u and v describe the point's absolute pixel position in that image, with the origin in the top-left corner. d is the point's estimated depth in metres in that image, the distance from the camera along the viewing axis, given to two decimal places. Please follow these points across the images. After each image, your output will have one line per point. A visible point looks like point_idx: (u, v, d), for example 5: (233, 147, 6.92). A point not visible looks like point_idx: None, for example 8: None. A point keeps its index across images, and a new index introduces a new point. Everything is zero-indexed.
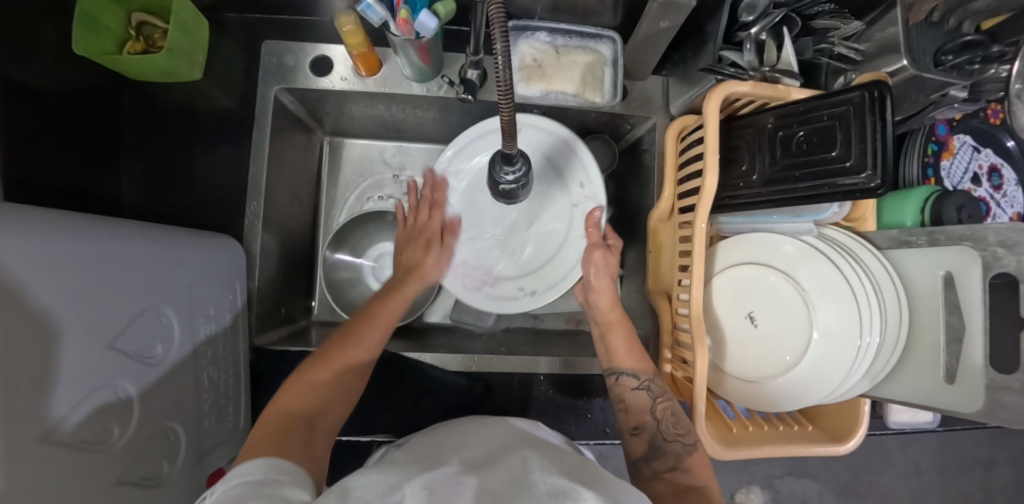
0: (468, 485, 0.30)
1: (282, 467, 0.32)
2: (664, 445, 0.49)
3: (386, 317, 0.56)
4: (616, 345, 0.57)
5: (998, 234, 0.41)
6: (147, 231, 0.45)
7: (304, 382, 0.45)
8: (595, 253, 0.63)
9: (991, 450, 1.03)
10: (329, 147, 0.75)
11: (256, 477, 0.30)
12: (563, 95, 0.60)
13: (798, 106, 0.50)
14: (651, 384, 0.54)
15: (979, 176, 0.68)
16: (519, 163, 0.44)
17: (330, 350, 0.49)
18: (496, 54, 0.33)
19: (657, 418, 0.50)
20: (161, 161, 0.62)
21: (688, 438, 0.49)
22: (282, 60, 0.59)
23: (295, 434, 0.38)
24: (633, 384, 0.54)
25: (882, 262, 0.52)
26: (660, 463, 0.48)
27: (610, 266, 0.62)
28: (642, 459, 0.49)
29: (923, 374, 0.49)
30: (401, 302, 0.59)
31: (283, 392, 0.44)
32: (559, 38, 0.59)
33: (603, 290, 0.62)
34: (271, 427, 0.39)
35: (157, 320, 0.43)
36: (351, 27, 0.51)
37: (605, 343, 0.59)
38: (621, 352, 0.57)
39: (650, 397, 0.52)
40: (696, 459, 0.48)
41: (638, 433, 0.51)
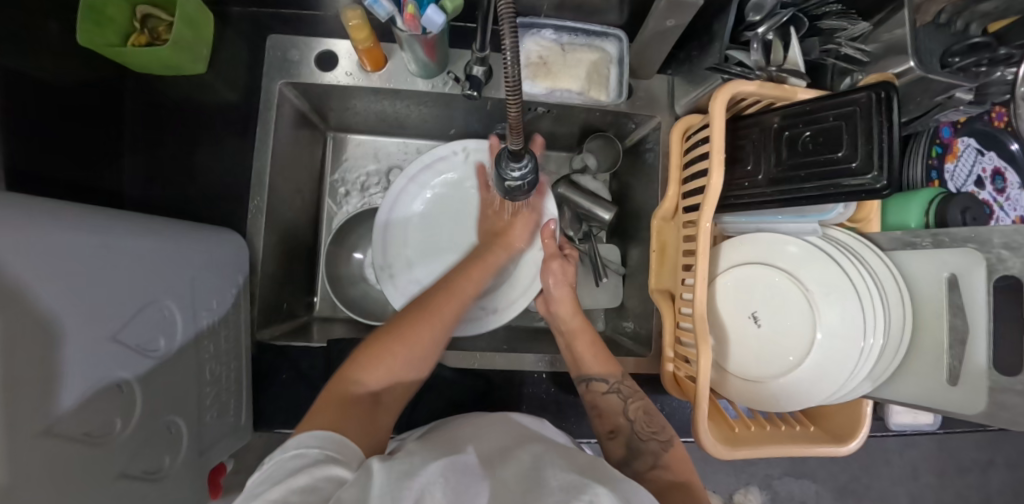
0: (485, 487, 0.30)
1: (337, 442, 0.35)
2: (641, 445, 0.50)
3: (462, 288, 0.55)
4: (582, 353, 0.57)
5: (1004, 236, 0.41)
6: (151, 224, 0.45)
7: (384, 350, 0.46)
8: (553, 263, 0.62)
9: (989, 453, 1.04)
10: (332, 142, 0.75)
11: (313, 450, 0.33)
12: (568, 92, 0.59)
13: (805, 106, 0.50)
14: (620, 387, 0.55)
15: (982, 179, 0.68)
16: (525, 160, 0.44)
17: (412, 319, 0.49)
18: (506, 49, 0.33)
19: (631, 420, 0.52)
20: (163, 154, 0.61)
21: (662, 435, 0.50)
22: (286, 55, 0.58)
23: (360, 410, 0.41)
24: (604, 388, 0.54)
25: (886, 263, 0.52)
26: (641, 462, 0.48)
27: (568, 275, 0.62)
28: (623, 462, 0.49)
29: (925, 375, 0.49)
30: (479, 276, 0.58)
31: (357, 357, 0.46)
32: (564, 36, 0.59)
33: (564, 299, 0.62)
34: (341, 397, 0.41)
35: (160, 313, 0.43)
36: (357, 21, 0.51)
37: (572, 352, 0.58)
38: (588, 359, 0.57)
39: (622, 399, 0.53)
40: (674, 454, 0.49)
41: (614, 436, 0.52)
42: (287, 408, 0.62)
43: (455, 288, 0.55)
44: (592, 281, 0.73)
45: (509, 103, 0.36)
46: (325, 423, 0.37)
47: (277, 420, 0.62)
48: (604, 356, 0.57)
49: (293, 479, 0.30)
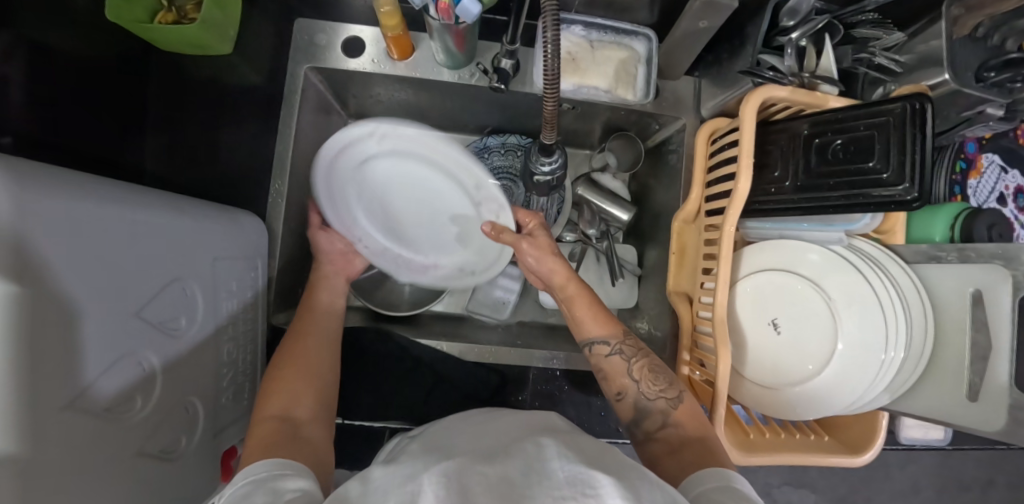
0: (487, 473, 0.30)
1: (283, 463, 0.35)
2: (648, 404, 0.49)
3: (321, 306, 0.57)
4: (580, 315, 0.54)
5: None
6: (175, 201, 0.44)
7: (276, 385, 0.46)
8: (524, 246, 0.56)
9: (989, 472, 1.03)
10: (352, 129, 0.74)
11: (262, 472, 0.34)
12: (595, 90, 0.59)
13: (835, 114, 0.49)
14: (624, 346, 0.53)
15: (1004, 196, 0.68)
16: (557, 154, 0.43)
17: (287, 351, 0.50)
18: (547, 42, 0.33)
19: (636, 380, 0.50)
20: (186, 133, 0.61)
21: (670, 393, 0.49)
22: (313, 39, 0.58)
23: (283, 433, 0.40)
24: (605, 351, 0.52)
25: (910, 275, 0.52)
26: (650, 422, 0.48)
27: (546, 245, 0.56)
28: (632, 423, 0.50)
29: (943, 389, 0.49)
30: (330, 291, 0.59)
31: (264, 397, 0.45)
32: (593, 33, 0.58)
33: (556, 269, 0.57)
34: (262, 433, 0.40)
35: (182, 293, 0.42)
36: (388, 9, 0.50)
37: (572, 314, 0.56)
38: (588, 320, 0.55)
39: (625, 360, 0.51)
40: (682, 411, 0.48)
41: (622, 398, 0.51)
42: None
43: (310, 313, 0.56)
44: (609, 280, 0.73)
45: (546, 97, 0.36)
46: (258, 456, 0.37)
47: None
48: (607, 315, 0.55)
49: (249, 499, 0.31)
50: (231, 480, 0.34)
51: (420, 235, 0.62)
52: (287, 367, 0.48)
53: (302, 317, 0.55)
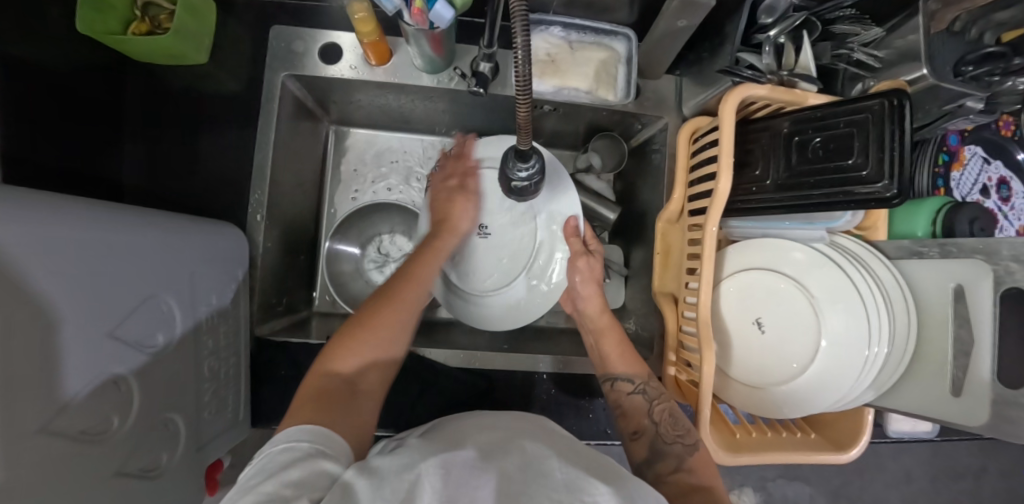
0: (481, 470, 0.29)
1: (324, 434, 0.35)
2: (664, 448, 0.48)
3: (423, 274, 0.53)
4: (610, 351, 0.57)
5: (1013, 248, 0.41)
6: (148, 216, 0.43)
7: (347, 342, 0.44)
8: (579, 261, 0.62)
9: (982, 459, 1.04)
10: (334, 135, 0.73)
11: (303, 444, 0.33)
12: (576, 91, 0.58)
13: (815, 112, 0.49)
14: (645, 387, 0.54)
15: (987, 188, 0.68)
16: (533, 160, 0.43)
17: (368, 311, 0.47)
18: (517, 48, 0.32)
19: (655, 421, 0.50)
20: (164, 144, 0.59)
21: (688, 438, 0.48)
22: (290, 46, 0.57)
23: (338, 401, 0.39)
24: (629, 388, 0.54)
25: (892, 271, 0.52)
26: (663, 465, 0.46)
27: (594, 272, 0.62)
28: (645, 464, 0.47)
29: (927, 383, 0.49)
30: (438, 259, 0.56)
31: (327, 350, 0.44)
32: (573, 34, 0.58)
33: (591, 297, 0.62)
34: (321, 390, 0.40)
35: (159, 309, 0.42)
36: (363, 14, 0.50)
37: (599, 351, 0.58)
38: (615, 357, 0.57)
39: (647, 400, 0.52)
40: (701, 456, 0.47)
41: (637, 438, 0.50)
42: (283, 406, 0.59)
43: (414, 272, 0.52)
44: None
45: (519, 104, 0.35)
46: (297, 420, 0.36)
47: (276, 417, 0.60)
48: (631, 355, 0.57)
49: (288, 472, 0.30)
50: (270, 439, 0.34)
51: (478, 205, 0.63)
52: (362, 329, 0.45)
53: (400, 277, 0.51)
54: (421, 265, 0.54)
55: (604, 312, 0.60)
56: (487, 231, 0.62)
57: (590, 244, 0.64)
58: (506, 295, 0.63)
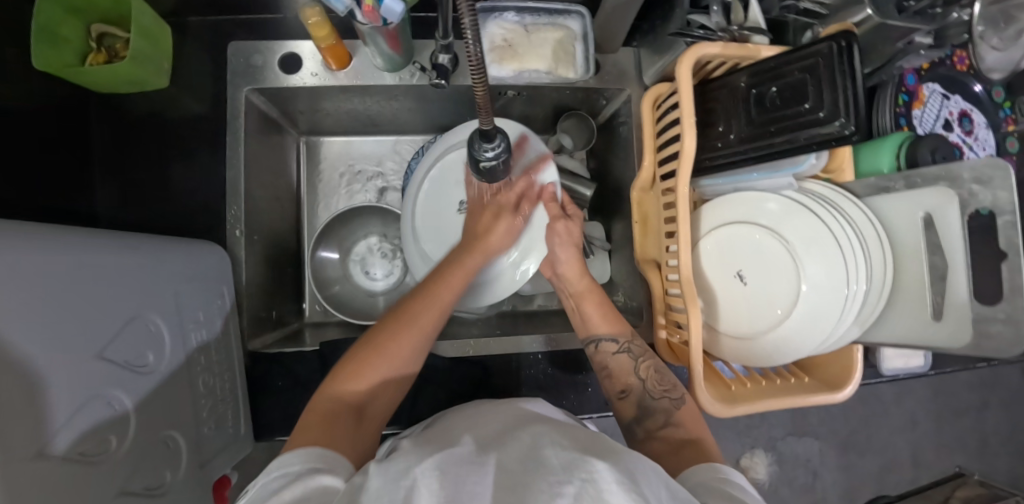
0: (480, 465, 0.29)
1: (322, 454, 0.35)
2: (652, 403, 0.49)
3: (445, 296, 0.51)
4: (590, 313, 0.56)
5: (974, 171, 0.43)
6: (127, 239, 0.43)
7: (359, 369, 0.44)
8: (557, 224, 0.60)
9: (980, 394, 1.07)
10: (305, 147, 0.73)
11: (296, 467, 0.33)
12: (536, 73, 0.59)
13: (768, 63, 0.50)
14: (630, 347, 0.54)
15: (950, 122, 0.70)
16: (498, 139, 0.44)
17: (387, 331, 0.46)
18: (466, 32, 0.30)
19: (643, 379, 0.51)
20: (135, 171, 0.59)
21: (674, 393, 0.50)
22: (249, 61, 0.57)
23: (343, 428, 0.39)
24: (614, 348, 0.53)
25: (862, 209, 0.53)
26: (652, 421, 0.48)
27: (572, 236, 0.60)
28: (635, 421, 0.49)
29: (911, 312, 0.50)
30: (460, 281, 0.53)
31: (339, 371, 0.44)
32: (527, 17, 0.59)
33: (570, 262, 0.60)
34: (323, 414, 0.40)
35: (146, 328, 0.42)
36: (316, 19, 0.50)
37: (582, 314, 0.58)
38: (596, 320, 0.56)
39: (632, 359, 0.52)
40: (686, 412, 0.48)
41: (625, 396, 0.51)
42: (283, 417, 0.59)
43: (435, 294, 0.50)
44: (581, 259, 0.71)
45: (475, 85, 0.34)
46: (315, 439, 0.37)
47: (279, 428, 0.59)
48: (614, 319, 0.56)
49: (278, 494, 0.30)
50: (266, 467, 0.34)
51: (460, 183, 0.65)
52: (373, 353, 0.44)
53: (422, 299, 0.49)
54: (443, 285, 0.51)
55: (585, 276, 0.59)
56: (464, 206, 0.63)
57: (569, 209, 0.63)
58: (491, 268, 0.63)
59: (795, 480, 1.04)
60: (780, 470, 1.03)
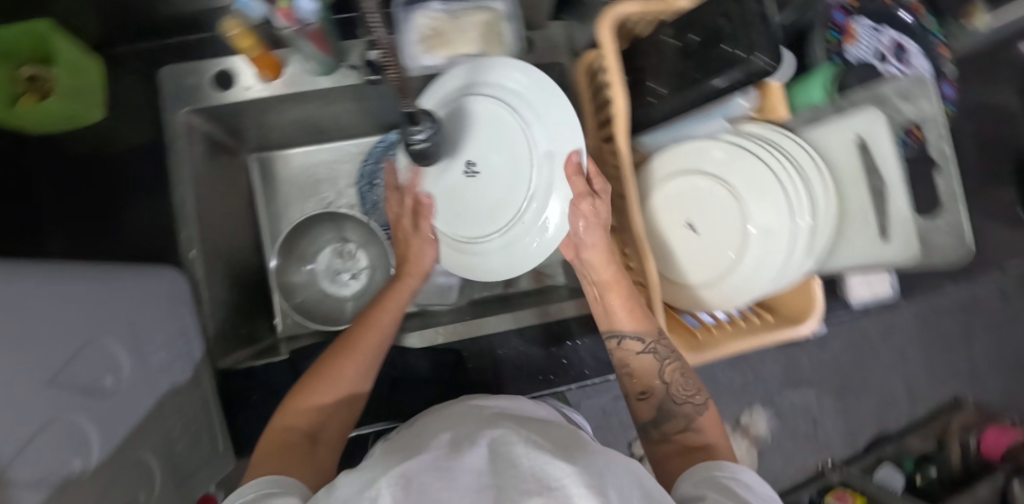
0: (445, 467, 0.25)
1: (273, 479, 0.35)
2: (674, 407, 0.48)
3: (382, 319, 0.51)
4: (614, 306, 0.50)
5: (898, 88, 0.49)
6: (76, 269, 0.43)
7: (304, 397, 0.44)
8: (583, 204, 0.51)
9: (968, 322, 1.10)
10: (258, 162, 0.74)
11: (245, 497, 0.33)
12: (467, 56, 0.59)
13: (687, 14, 0.51)
14: (656, 346, 0.50)
15: (885, 53, 0.70)
16: (424, 120, 0.44)
17: (330, 359, 0.47)
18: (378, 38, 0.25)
19: (666, 382, 0.49)
20: (81, 204, 0.59)
21: (697, 398, 0.49)
22: (182, 83, 0.57)
23: (296, 451, 0.40)
24: (638, 348, 0.49)
25: (801, 143, 0.52)
26: (670, 425, 0.47)
27: (600, 218, 0.52)
28: (651, 424, 0.49)
29: (859, 234, 0.51)
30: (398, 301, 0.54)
31: (288, 402, 0.44)
32: (452, 4, 0.59)
33: (597, 246, 0.52)
34: (275, 442, 0.40)
35: (102, 353, 0.41)
36: (238, 30, 0.50)
37: (604, 304, 0.52)
38: (620, 312, 0.50)
39: (658, 360, 0.49)
40: (708, 416, 0.48)
41: (646, 398, 0.50)
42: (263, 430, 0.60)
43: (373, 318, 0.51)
44: None
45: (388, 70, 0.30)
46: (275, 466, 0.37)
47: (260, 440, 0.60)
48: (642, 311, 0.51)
49: None
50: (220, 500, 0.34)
51: (477, 135, 0.59)
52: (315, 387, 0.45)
53: (357, 330, 0.49)
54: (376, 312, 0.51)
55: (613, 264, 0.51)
56: (476, 169, 0.59)
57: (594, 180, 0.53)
58: (490, 245, 0.59)
59: (797, 432, 1.06)
60: (781, 423, 1.05)
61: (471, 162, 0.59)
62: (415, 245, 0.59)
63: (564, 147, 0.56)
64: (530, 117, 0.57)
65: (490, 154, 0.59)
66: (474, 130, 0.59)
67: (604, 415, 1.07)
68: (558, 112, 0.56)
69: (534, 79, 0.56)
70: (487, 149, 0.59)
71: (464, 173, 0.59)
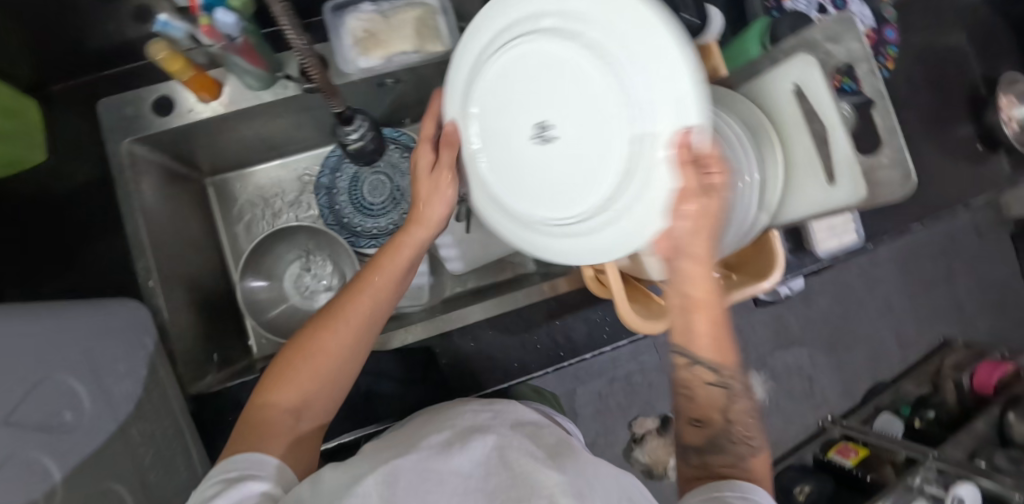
0: (438, 468, 0.25)
1: (258, 458, 0.32)
2: (728, 448, 0.35)
3: (379, 281, 0.42)
4: (700, 331, 0.32)
5: (825, 30, 0.48)
6: (27, 308, 0.43)
7: (282, 372, 0.38)
8: (689, 208, 0.27)
9: (945, 263, 1.14)
10: (214, 189, 0.74)
11: (232, 473, 0.31)
12: (404, 55, 0.59)
13: None
14: (732, 379, 0.35)
15: (824, 5, 0.71)
16: (357, 120, 0.47)
17: (314, 329, 0.39)
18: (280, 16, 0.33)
19: (730, 418, 0.35)
20: (36, 247, 0.58)
21: (756, 442, 0.36)
22: (121, 114, 0.56)
23: (274, 435, 0.35)
24: (710, 378, 0.34)
25: (742, 102, 0.52)
26: (719, 459, 0.35)
27: (711, 220, 0.28)
28: (692, 451, 0.36)
29: (809, 183, 0.50)
30: (393, 258, 0.44)
31: (263, 379, 0.38)
32: (382, 4, 0.59)
33: (699, 252, 0.30)
34: (249, 426, 0.35)
35: (60, 388, 0.41)
36: (165, 54, 0.49)
37: (684, 322, 0.33)
38: (706, 341, 0.33)
39: (728, 393, 0.34)
40: (758, 461, 0.35)
41: (698, 426, 0.36)
42: None
43: (365, 280, 0.42)
44: None
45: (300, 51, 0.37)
46: (252, 445, 0.33)
47: None
48: (729, 335, 0.33)
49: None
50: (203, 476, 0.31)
51: (510, 89, 0.32)
52: (297, 357, 0.38)
53: (345, 297, 0.41)
54: (374, 273, 0.43)
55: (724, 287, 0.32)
56: (551, 133, 0.31)
57: (712, 170, 0.27)
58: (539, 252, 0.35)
59: (793, 391, 1.06)
60: (776, 384, 1.06)
61: (545, 120, 0.31)
62: (426, 186, 0.44)
63: (668, 107, 0.26)
64: (625, 59, 0.27)
65: (570, 97, 0.30)
66: (541, 63, 0.30)
67: (601, 399, 1.07)
68: (655, 61, 0.26)
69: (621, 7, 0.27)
70: (564, 94, 0.30)
71: (530, 137, 0.32)
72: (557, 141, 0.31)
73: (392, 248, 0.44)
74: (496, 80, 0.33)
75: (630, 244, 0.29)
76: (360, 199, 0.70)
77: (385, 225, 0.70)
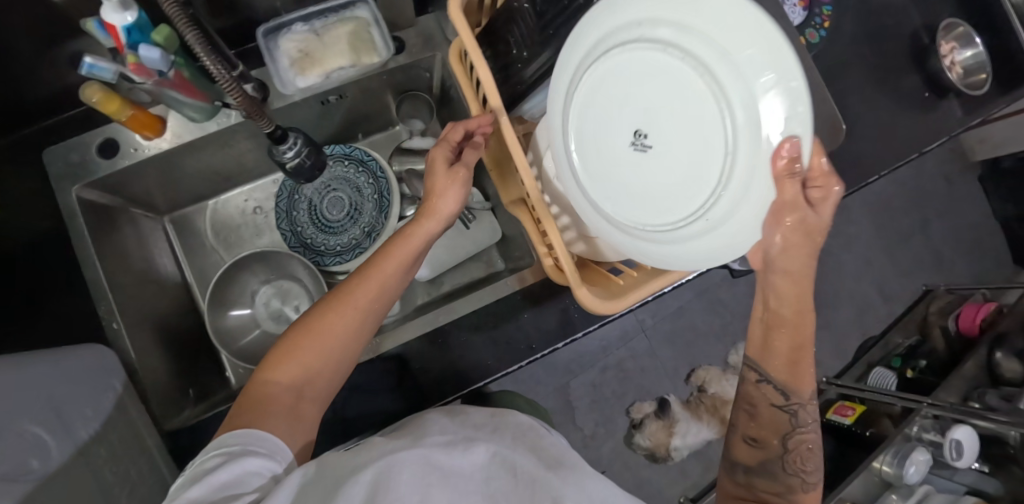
0: (437, 474, 0.29)
1: (258, 435, 0.33)
2: (781, 475, 0.44)
3: (389, 269, 0.43)
4: (781, 347, 0.41)
5: None
6: None
7: (285, 351, 0.39)
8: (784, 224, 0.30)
9: (917, 216, 1.15)
10: (174, 226, 0.75)
11: (232, 448, 0.31)
12: (341, 69, 0.60)
13: None
14: (799, 410, 0.43)
15: None
16: (291, 138, 0.47)
17: (318, 314, 0.40)
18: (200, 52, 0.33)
19: (786, 447, 0.44)
20: None
21: (810, 475, 0.43)
22: (68, 161, 0.56)
23: (278, 414, 0.36)
24: (775, 398, 0.43)
25: None
26: (764, 482, 0.44)
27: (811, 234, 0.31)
28: (742, 465, 0.46)
29: None
30: (404, 248, 0.44)
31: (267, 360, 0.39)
32: (314, 22, 0.60)
33: (786, 260, 0.34)
34: (251, 403, 0.36)
35: (24, 436, 0.41)
36: (99, 95, 0.50)
37: (765, 336, 0.41)
38: (783, 355, 0.41)
39: (791, 421, 0.43)
40: (808, 496, 0.44)
41: (753, 444, 0.45)
42: None
43: (374, 267, 0.43)
44: (462, 225, 0.70)
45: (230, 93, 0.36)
46: (255, 422, 0.34)
47: None
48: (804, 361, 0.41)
49: (213, 474, 0.28)
50: (200, 451, 0.32)
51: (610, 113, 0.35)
52: (304, 337, 0.39)
53: (354, 281, 0.42)
54: (381, 259, 0.43)
55: (799, 301, 0.37)
56: (648, 141, 0.33)
57: (812, 185, 0.30)
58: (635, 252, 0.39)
59: None
60: None
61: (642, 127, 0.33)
62: (439, 182, 0.46)
63: (773, 119, 0.26)
64: (730, 71, 0.27)
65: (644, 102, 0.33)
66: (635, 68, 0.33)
67: (595, 390, 1.07)
68: (766, 53, 0.26)
69: (733, 18, 0.27)
70: (667, 103, 0.31)
71: (627, 144, 0.34)
72: (666, 153, 0.32)
73: (402, 238, 0.45)
74: (598, 107, 0.35)
75: (726, 249, 0.33)
76: (320, 219, 0.71)
77: (348, 242, 0.71)
